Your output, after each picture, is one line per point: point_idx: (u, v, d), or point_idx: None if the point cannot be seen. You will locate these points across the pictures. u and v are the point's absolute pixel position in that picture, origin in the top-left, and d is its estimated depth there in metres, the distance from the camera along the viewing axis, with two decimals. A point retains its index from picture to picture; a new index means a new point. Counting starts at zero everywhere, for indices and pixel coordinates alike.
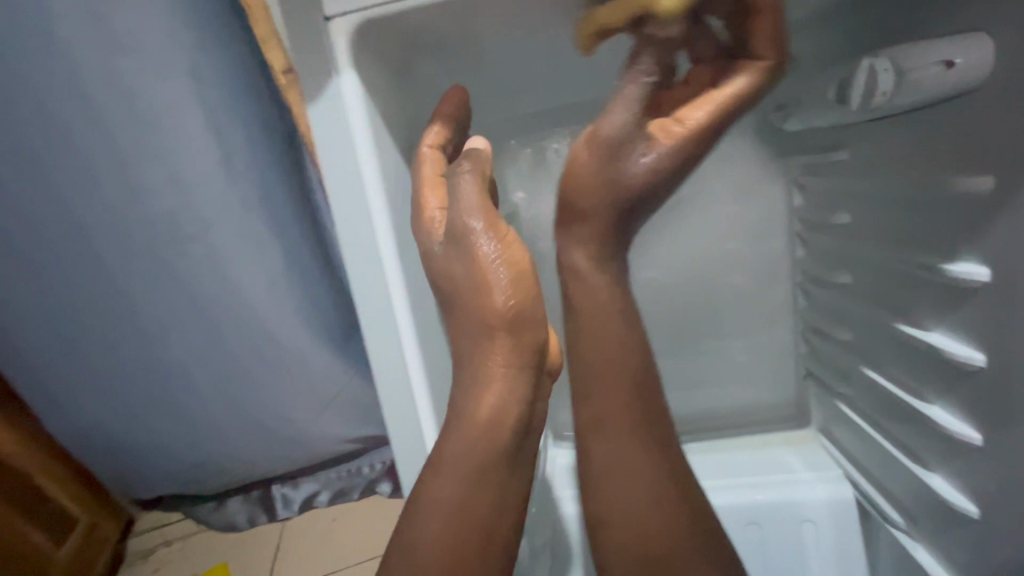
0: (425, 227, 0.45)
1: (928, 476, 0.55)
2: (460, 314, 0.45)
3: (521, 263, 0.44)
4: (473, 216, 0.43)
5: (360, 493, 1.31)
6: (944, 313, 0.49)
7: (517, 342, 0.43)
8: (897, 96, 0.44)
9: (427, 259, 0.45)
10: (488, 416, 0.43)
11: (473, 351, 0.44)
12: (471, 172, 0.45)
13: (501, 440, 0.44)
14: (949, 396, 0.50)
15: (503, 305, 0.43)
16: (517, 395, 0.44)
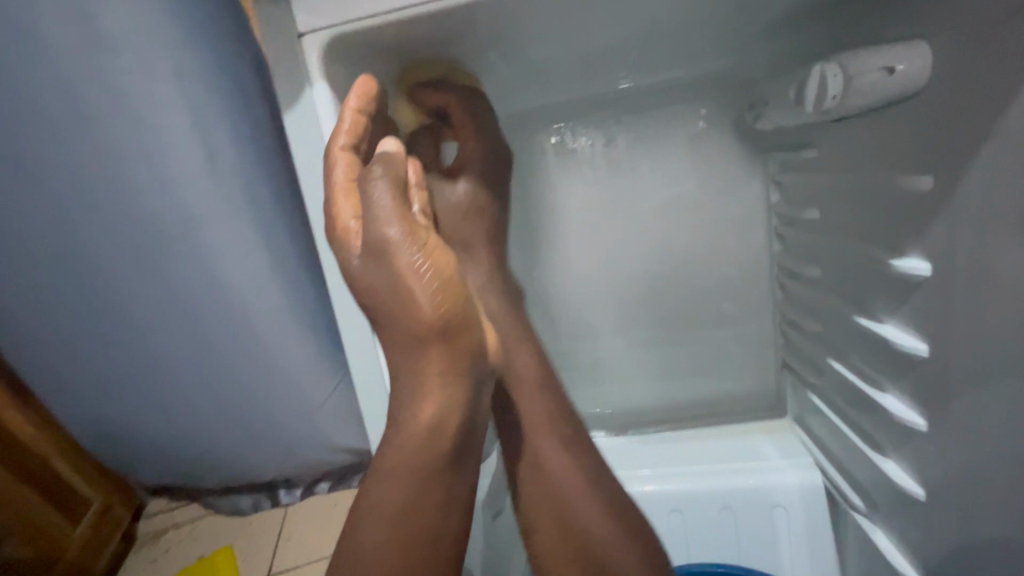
0: (346, 241, 0.47)
1: (884, 462, 0.58)
2: (392, 327, 0.47)
3: (447, 273, 0.46)
4: (390, 224, 0.44)
5: (359, 480, 1.36)
6: (894, 305, 0.52)
7: (450, 348, 0.48)
8: (845, 100, 0.47)
9: (352, 272, 0.47)
10: (426, 422, 0.48)
11: (410, 361, 0.48)
12: (385, 179, 0.46)
13: (440, 446, 0.48)
14: (902, 384, 0.52)
15: (433, 316, 0.46)
16: (455, 402, 0.48)
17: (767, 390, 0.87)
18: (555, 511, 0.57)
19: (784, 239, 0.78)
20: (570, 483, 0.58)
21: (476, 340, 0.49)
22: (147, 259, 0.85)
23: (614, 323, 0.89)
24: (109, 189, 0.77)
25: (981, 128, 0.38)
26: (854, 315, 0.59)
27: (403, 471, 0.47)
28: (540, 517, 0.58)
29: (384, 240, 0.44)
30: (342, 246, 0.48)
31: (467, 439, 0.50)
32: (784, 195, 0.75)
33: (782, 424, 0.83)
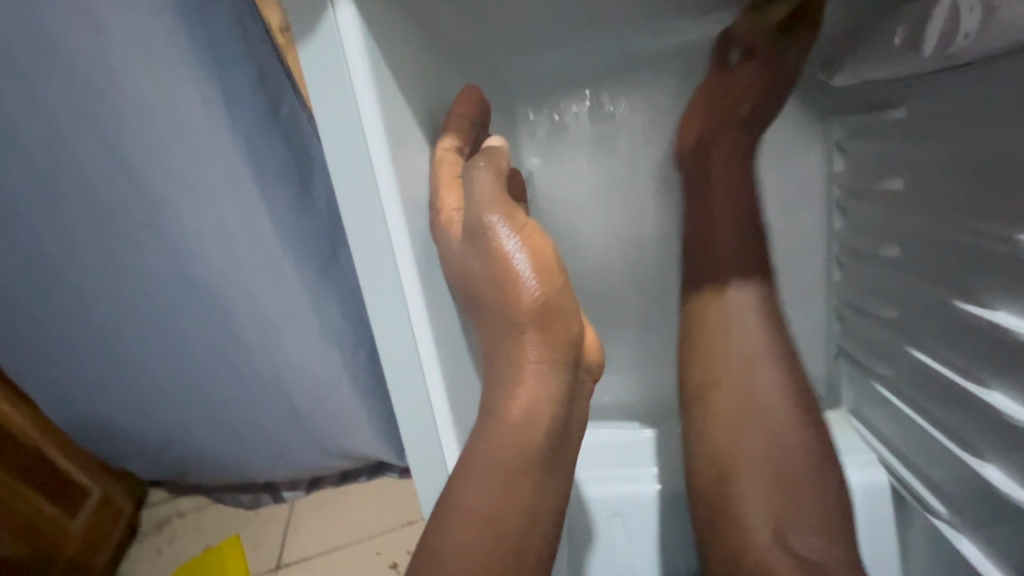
0: (443, 228, 0.47)
1: (981, 466, 0.51)
2: (489, 311, 0.45)
3: (545, 258, 0.44)
4: (491, 212, 0.44)
5: (369, 475, 1.28)
6: (1013, 288, 0.44)
7: (545, 336, 0.44)
8: (982, 40, 0.38)
9: (451, 258, 0.46)
10: (519, 416, 0.43)
11: (504, 347, 0.45)
12: (487, 168, 0.46)
13: (535, 441, 0.44)
14: (1012, 380, 0.45)
15: (534, 299, 0.43)
16: (550, 394, 0.44)
17: (819, 378, 0.80)
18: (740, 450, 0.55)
19: (847, 213, 0.70)
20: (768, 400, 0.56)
21: (573, 329, 0.45)
22: (145, 231, 0.78)
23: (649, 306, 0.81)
24: (101, 153, 0.70)
25: None
26: (951, 300, 0.51)
27: (497, 468, 0.43)
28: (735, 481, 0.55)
29: (484, 225, 0.44)
30: (443, 236, 0.47)
31: (561, 440, 0.46)
32: (853, 164, 0.66)
33: (836, 415, 0.77)
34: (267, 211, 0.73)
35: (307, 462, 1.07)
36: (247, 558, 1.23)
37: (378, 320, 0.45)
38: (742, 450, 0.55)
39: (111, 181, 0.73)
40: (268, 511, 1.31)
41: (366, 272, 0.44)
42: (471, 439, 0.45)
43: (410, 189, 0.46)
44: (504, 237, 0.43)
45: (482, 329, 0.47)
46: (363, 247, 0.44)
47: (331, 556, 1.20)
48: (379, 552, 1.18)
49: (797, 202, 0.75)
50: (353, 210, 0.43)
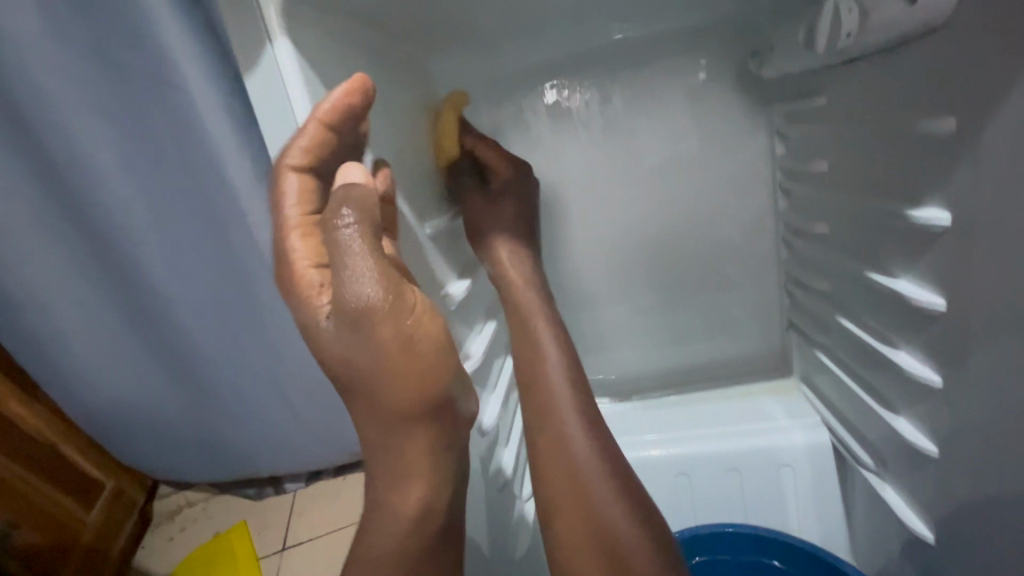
0: (303, 296, 0.41)
1: (896, 420, 0.56)
2: (361, 398, 0.41)
3: (416, 337, 0.38)
4: (368, 295, 0.37)
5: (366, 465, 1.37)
6: (912, 257, 0.49)
7: (439, 427, 0.42)
8: (862, 37, 0.43)
9: (320, 336, 0.41)
10: (413, 504, 0.44)
11: (388, 437, 0.42)
12: (358, 227, 0.38)
13: (434, 522, 0.45)
14: (916, 341, 0.50)
15: (408, 396, 0.39)
16: (443, 480, 0.45)
17: (774, 351, 0.86)
18: (581, 508, 0.51)
19: (788, 195, 0.74)
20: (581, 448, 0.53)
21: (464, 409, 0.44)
22: (148, 238, 0.83)
23: (612, 290, 0.86)
24: (107, 170, 0.76)
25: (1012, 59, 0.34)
26: (868, 272, 0.56)
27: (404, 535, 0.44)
28: (572, 533, 0.50)
29: (355, 304, 0.37)
30: (306, 304, 0.41)
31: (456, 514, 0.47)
32: (790, 149, 0.71)
33: (788, 384, 0.82)
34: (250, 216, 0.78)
35: (304, 452, 1.13)
36: (253, 543, 1.30)
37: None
38: (566, 499, 0.52)
39: (120, 198, 0.79)
40: (270, 502, 1.38)
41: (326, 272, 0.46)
42: (369, 517, 0.46)
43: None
44: (381, 332, 0.38)
45: (354, 411, 0.42)
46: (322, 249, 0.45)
47: (332, 537, 1.27)
48: None
49: (743, 187, 0.80)
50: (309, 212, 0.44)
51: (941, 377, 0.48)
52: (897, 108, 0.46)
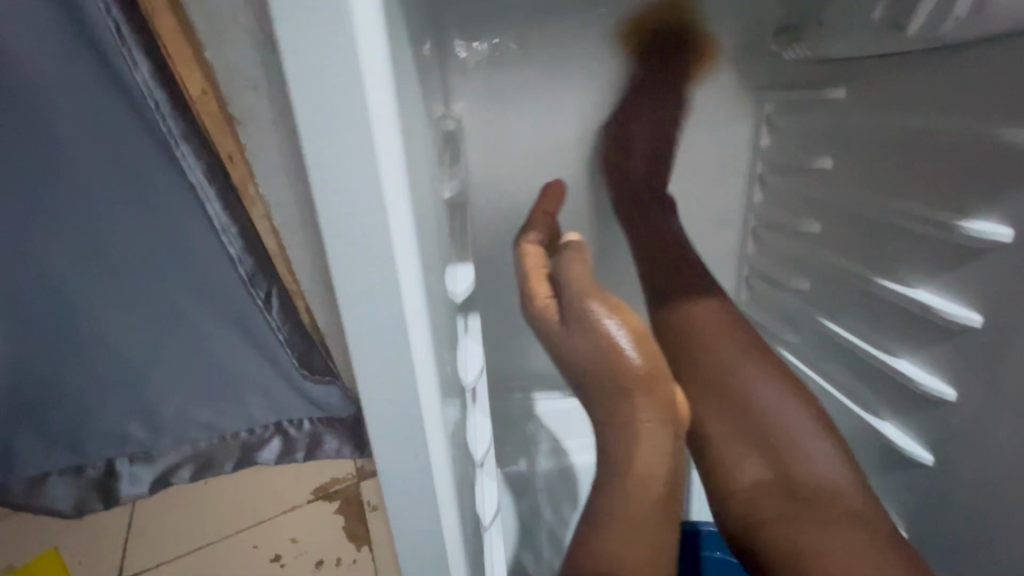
0: (538, 314, 0.45)
1: (879, 424, 0.57)
2: (596, 382, 0.43)
3: (640, 328, 0.42)
4: (597, 304, 0.42)
5: (231, 466, 1.19)
6: (938, 267, 0.48)
7: (657, 401, 0.43)
8: (969, 24, 0.38)
9: (557, 343, 0.44)
10: (643, 466, 0.44)
11: (614, 410, 0.43)
12: (578, 261, 0.46)
13: (656, 488, 0.45)
14: (929, 351, 0.50)
15: (643, 368, 0.42)
16: (665, 448, 0.45)
17: None
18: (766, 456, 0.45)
19: (769, 187, 0.72)
20: (794, 412, 0.46)
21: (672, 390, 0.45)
22: None
23: None
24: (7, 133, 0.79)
25: None
26: (872, 277, 0.55)
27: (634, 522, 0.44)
28: (744, 461, 0.45)
29: (589, 312, 0.41)
30: (540, 325, 0.45)
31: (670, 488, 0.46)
32: (780, 140, 0.68)
33: None
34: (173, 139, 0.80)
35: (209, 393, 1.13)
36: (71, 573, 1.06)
37: (370, 366, 0.24)
38: (743, 450, 0.46)
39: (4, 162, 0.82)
40: (97, 520, 1.13)
41: (350, 280, 0.22)
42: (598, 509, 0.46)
43: (414, 130, 0.28)
44: (608, 324, 0.40)
45: (597, 403, 0.45)
46: (344, 230, 0.21)
47: (195, 557, 1.06)
48: (255, 545, 1.06)
49: (718, 173, 0.76)
50: (329, 146, 0.20)
51: (953, 391, 0.48)
52: (968, 110, 0.43)
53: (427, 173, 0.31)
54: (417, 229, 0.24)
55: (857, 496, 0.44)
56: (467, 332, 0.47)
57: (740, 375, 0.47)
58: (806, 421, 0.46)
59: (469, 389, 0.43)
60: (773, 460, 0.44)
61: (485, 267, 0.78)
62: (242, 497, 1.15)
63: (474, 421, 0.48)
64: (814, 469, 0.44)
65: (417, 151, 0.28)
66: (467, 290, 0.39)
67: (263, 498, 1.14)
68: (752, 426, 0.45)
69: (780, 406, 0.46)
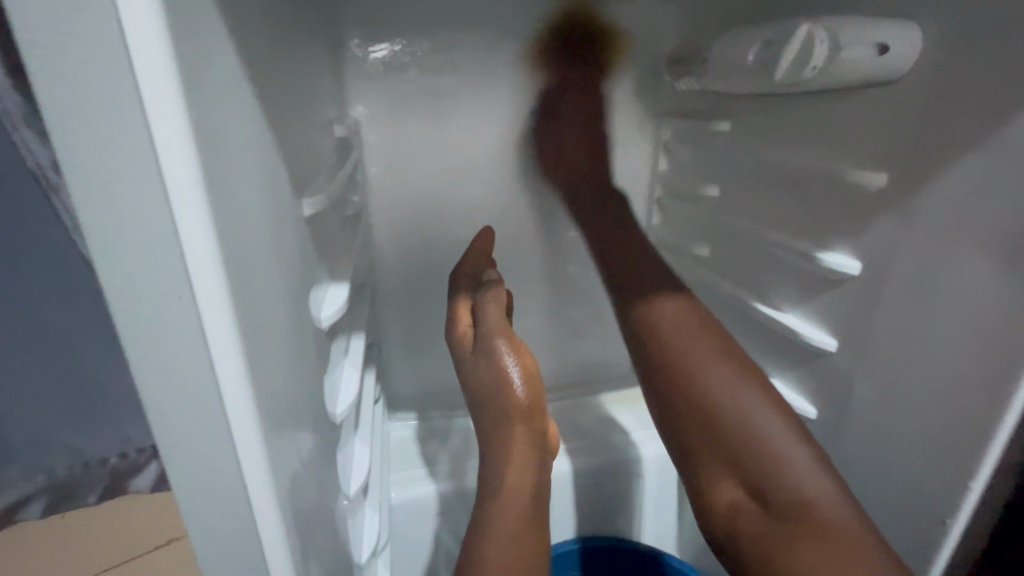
0: (457, 339, 0.54)
1: None
2: (488, 403, 0.51)
3: (532, 367, 0.50)
4: (500, 338, 0.50)
5: (96, 498, 1.06)
6: (802, 294, 0.51)
7: (532, 427, 0.50)
8: (825, 73, 0.40)
9: (462, 363, 0.53)
10: (510, 486, 0.49)
11: (495, 430, 0.51)
12: (493, 301, 0.54)
13: (523, 505, 0.49)
14: (795, 372, 0.54)
15: (523, 398, 0.49)
16: (529, 472, 0.50)
17: None
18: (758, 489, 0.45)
19: (665, 212, 0.75)
20: (763, 419, 0.45)
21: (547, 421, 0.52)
22: None
23: None
24: None
25: (969, 133, 0.36)
26: (749, 301, 0.59)
27: (503, 537, 0.46)
28: (724, 490, 0.47)
29: (493, 347, 0.50)
30: (456, 345, 0.54)
31: (539, 507, 0.51)
32: (674, 167, 0.72)
33: None
34: (11, 121, 0.77)
35: (76, 408, 1.01)
36: None
37: (175, 407, 0.21)
38: (732, 481, 0.46)
39: None
40: None
41: (140, 311, 0.19)
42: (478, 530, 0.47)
43: (256, 146, 0.25)
44: (505, 359, 0.49)
45: (484, 423, 0.52)
46: (125, 255, 0.18)
47: None
48: None
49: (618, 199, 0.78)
50: (95, 157, 0.17)
51: (814, 409, 0.52)
52: (827, 151, 0.47)
53: (278, 193, 0.28)
54: (237, 254, 0.22)
55: (842, 507, 0.42)
56: (346, 356, 0.44)
57: (730, 399, 0.46)
58: (778, 431, 0.45)
59: (341, 420, 0.40)
60: (749, 477, 0.45)
61: (386, 280, 0.75)
62: (115, 528, 1.04)
63: (352, 450, 0.45)
64: (791, 481, 0.43)
65: (255, 165, 0.25)
66: (337, 313, 0.37)
67: (137, 529, 1.03)
68: (738, 459, 0.46)
69: (756, 421, 0.45)
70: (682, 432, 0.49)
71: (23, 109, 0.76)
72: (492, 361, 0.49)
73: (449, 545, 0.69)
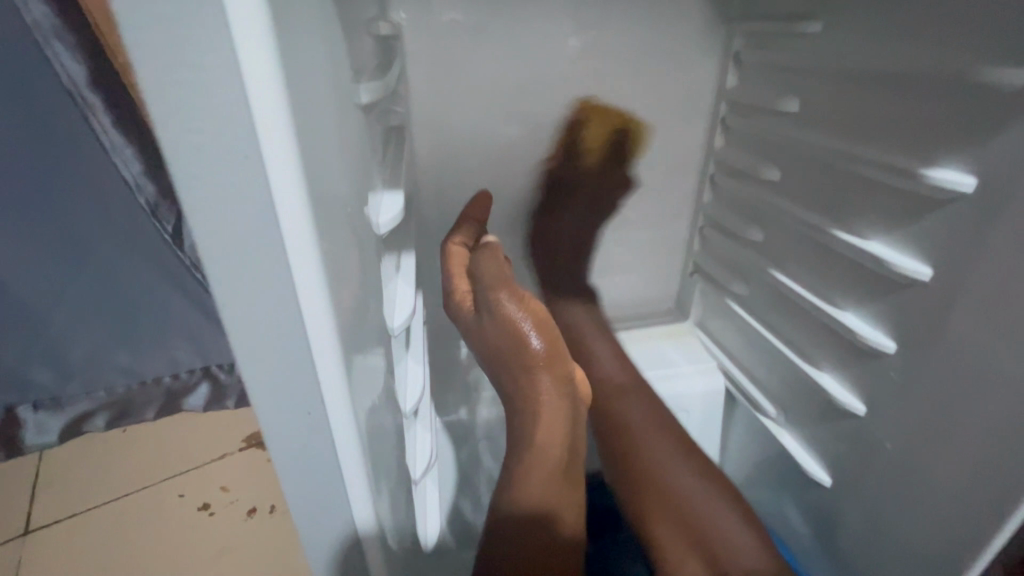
0: (455, 304, 0.50)
1: (818, 376, 0.58)
2: (505, 360, 0.48)
3: (541, 313, 0.48)
4: (502, 290, 0.47)
5: (153, 414, 1.12)
6: (897, 218, 0.46)
7: (554, 376, 0.49)
8: None
9: (467, 329, 0.49)
10: (539, 445, 0.48)
11: (522, 384, 0.49)
12: (490, 254, 0.50)
13: (555, 455, 0.49)
14: (874, 305, 0.50)
15: (541, 348, 0.47)
16: (563, 424, 0.49)
17: (674, 295, 0.83)
18: (656, 489, 0.59)
19: (730, 132, 0.68)
20: (650, 436, 0.62)
21: (571, 371, 0.50)
22: None
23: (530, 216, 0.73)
24: None
25: None
26: (827, 229, 0.53)
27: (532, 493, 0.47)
28: (635, 488, 0.60)
29: (496, 299, 0.46)
30: (456, 311, 0.50)
31: (570, 459, 0.51)
32: (746, 81, 0.64)
33: (684, 327, 0.82)
34: (43, 33, 0.78)
35: (122, 329, 1.05)
36: (35, 506, 0.97)
37: None
38: (638, 477, 0.60)
39: None
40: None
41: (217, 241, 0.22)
42: (518, 459, 0.49)
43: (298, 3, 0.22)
44: (513, 312, 0.46)
45: (502, 376, 0.50)
46: (205, 189, 0.22)
47: (168, 486, 1.00)
48: (182, 494, 0.99)
49: (681, 118, 0.70)
50: None
51: (891, 343, 0.49)
52: (948, 49, 0.40)
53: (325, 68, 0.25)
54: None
55: (699, 495, 0.58)
56: (399, 272, 0.42)
57: (625, 415, 0.64)
58: (658, 434, 0.62)
59: (396, 335, 0.38)
60: (653, 486, 0.59)
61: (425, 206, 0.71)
62: (219, 426, 1.12)
63: (405, 368, 0.43)
64: (670, 476, 0.59)
65: (298, 45, 0.22)
66: (394, 220, 0.34)
67: (180, 449, 1.07)
68: (637, 458, 0.61)
69: (639, 431, 0.62)
70: (609, 466, 0.63)
71: (53, 22, 0.79)
72: (493, 320, 0.47)
73: (491, 464, 0.71)
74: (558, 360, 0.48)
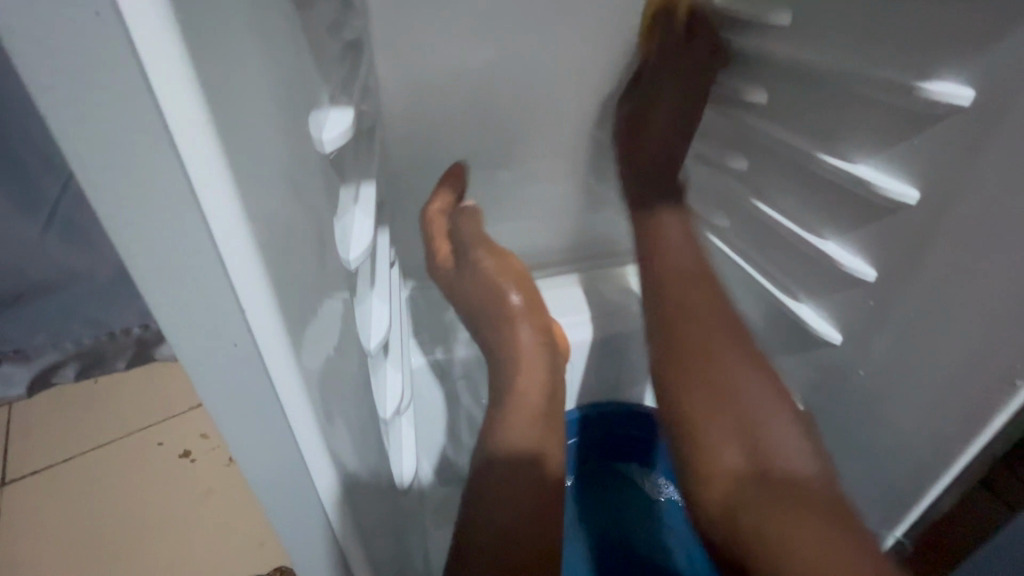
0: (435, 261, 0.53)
1: (796, 306, 0.58)
2: (483, 314, 0.51)
3: (518, 269, 0.51)
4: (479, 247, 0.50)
5: (125, 364, 1.09)
6: (883, 139, 0.44)
7: (534, 327, 0.50)
8: None
9: (448, 285, 0.53)
10: (524, 392, 0.49)
11: (500, 334, 0.50)
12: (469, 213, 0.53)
13: (535, 402, 0.49)
14: (857, 232, 0.48)
15: (518, 300, 0.50)
16: (544, 374, 0.50)
17: None
18: (753, 441, 0.48)
19: None
20: (754, 389, 0.51)
21: (550, 321, 0.52)
22: None
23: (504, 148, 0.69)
24: None
25: None
26: (814, 152, 0.50)
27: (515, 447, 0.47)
28: (713, 436, 0.50)
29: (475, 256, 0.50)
30: (437, 267, 0.53)
31: (553, 406, 0.50)
32: None
33: None
34: None
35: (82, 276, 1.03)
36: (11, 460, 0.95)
37: (165, 270, 0.21)
38: (720, 427, 0.50)
39: None
40: None
41: (94, 155, 0.18)
42: (499, 407, 0.49)
43: None
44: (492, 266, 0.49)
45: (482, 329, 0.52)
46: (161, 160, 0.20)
47: (147, 434, 0.99)
48: (162, 442, 0.98)
49: None
50: None
51: (871, 270, 0.48)
52: None
53: None
54: (184, 27, 0.17)
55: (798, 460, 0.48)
56: (356, 202, 0.39)
57: (720, 356, 0.52)
58: (763, 391, 0.51)
59: (355, 267, 0.35)
60: (754, 441, 0.48)
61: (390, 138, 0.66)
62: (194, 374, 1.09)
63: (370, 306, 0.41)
64: (778, 445, 0.48)
65: None
66: (341, 138, 0.30)
67: (156, 399, 1.05)
68: (730, 400, 0.50)
69: (737, 379, 0.51)
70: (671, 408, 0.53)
71: None
72: (473, 275, 0.50)
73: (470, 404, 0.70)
74: (537, 311, 0.51)
